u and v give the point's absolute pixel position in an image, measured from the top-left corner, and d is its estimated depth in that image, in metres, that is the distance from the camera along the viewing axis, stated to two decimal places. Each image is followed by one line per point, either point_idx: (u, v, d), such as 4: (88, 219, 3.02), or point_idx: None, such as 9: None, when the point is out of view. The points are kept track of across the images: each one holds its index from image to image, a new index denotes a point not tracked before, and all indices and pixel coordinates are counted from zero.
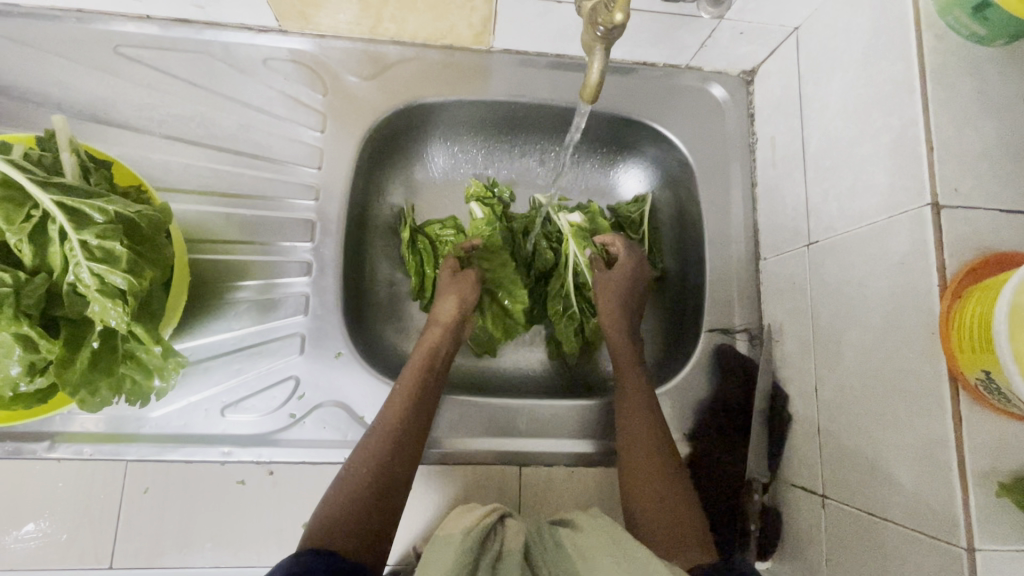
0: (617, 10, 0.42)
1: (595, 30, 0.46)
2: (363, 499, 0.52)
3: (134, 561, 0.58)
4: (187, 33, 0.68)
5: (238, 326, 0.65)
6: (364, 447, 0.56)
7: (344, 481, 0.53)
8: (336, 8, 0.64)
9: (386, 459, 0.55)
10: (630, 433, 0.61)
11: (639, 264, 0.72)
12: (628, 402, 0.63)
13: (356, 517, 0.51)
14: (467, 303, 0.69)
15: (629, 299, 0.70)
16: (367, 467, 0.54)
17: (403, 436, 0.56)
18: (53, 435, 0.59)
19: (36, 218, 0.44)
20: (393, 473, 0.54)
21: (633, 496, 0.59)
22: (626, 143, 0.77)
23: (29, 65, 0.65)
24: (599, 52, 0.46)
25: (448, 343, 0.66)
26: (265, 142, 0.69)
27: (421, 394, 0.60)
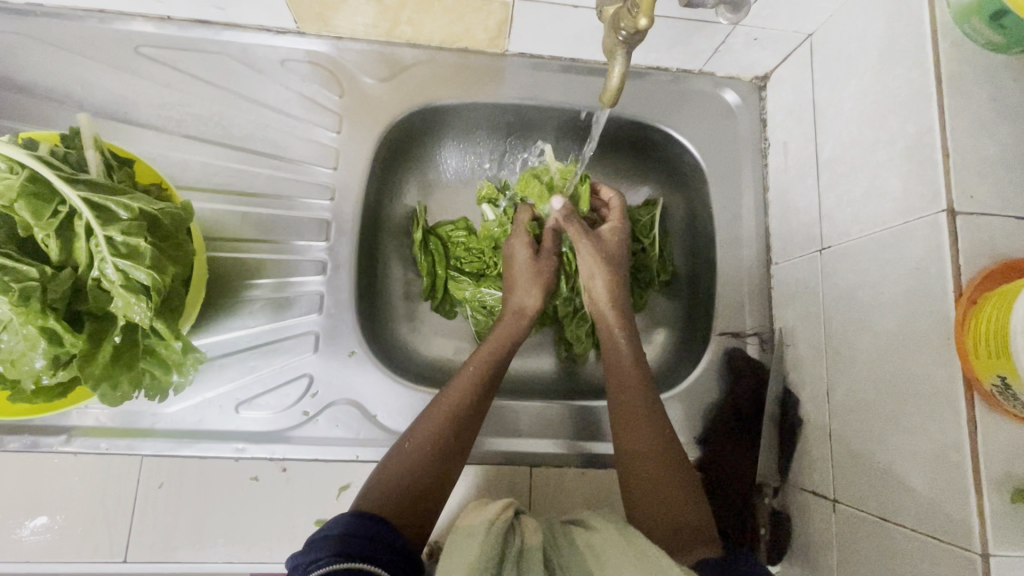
0: (641, 15, 0.43)
1: (617, 34, 0.46)
2: (421, 479, 0.53)
3: (149, 555, 0.59)
4: (207, 34, 0.69)
5: (253, 324, 0.66)
6: (427, 424, 0.56)
7: (406, 456, 0.54)
8: (354, 11, 0.65)
9: (450, 440, 0.55)
10: (637, 429, 0.60)
11: (623, 221, 0.71)
12: (627, 396, 0.62)
13: (410, 496, 0.51)
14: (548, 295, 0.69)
15: (611, 256, 0.69)
16: (431, 446, 0.55)
17: (468, 419, 0.57)
18: (71, 429, 0.60)
19: (63, 214, 0.45)
20: (450, 457, 0.55)
21: (636, 499, 0.58)
22: (637, 146, 0.78)
23: (51, 65, 0.67)
24: (620, 56, 0.47)
25: (520, 331, 0.66)
26: (282, 142, 0.70)
27: (490, 380, 0.60)
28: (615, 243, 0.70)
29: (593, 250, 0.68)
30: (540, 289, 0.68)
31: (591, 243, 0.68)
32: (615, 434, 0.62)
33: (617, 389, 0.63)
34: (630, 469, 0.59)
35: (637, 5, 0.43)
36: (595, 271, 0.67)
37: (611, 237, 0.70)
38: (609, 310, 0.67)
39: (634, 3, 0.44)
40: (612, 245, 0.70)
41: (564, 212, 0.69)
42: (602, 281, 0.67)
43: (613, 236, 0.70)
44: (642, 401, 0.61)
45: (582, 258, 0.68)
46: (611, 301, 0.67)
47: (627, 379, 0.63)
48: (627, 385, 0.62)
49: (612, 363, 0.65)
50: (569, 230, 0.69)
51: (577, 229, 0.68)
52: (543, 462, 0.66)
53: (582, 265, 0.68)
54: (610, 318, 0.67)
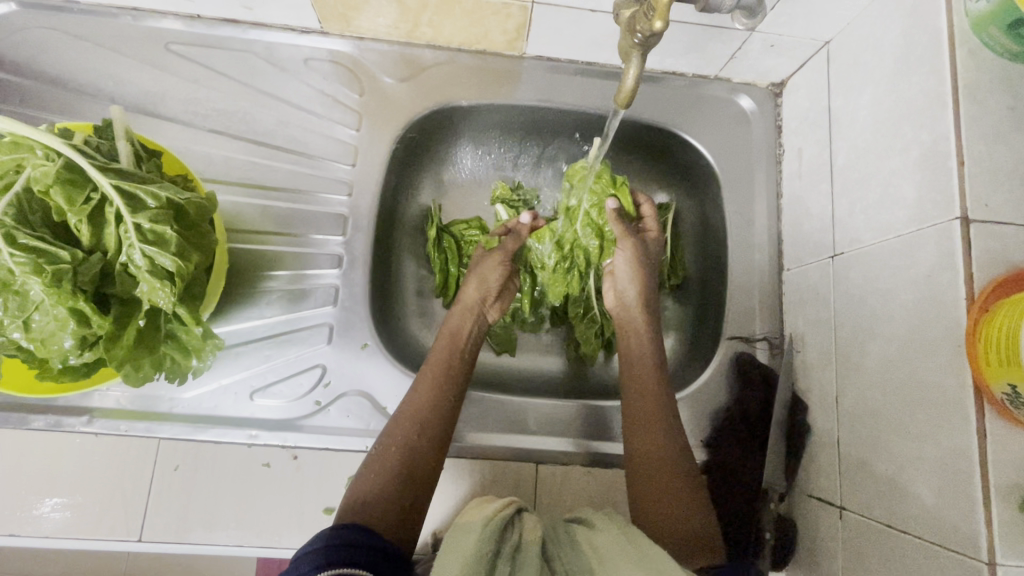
0: (656, 18, 0.43)
1: (633, 37, 0.47)
2: (394, 481, 0.54)
3: (162, 535, 0.60)
4: (233, 33, 0.71)
5: (269, 314, 0.67)
6: (394, 426, 0.58)
7: (376, 461, 0.55)
8: (376, 12, 0.66)
9: (416, 438, 0.57)
10: (642, 437, 0.60)
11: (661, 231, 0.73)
12: (641, 399, 0.63)
13: (391, 498, 0.53)
14: (489, 285, 0.69)
15: (650, 262, 0.71)
16: (398, 447, 0.56)
17: (432, 416, 0.58)
18: (93, 410, 0.62)
19: (95, 201, 0.47)
20: (422, 456, 0.56)
21: (643, 500, 0.58)
22: (651, 149, 0.79)
23: (86, 60, 0.69)
24: (635, 58, 0.48)
25: (477, 325, 0.68)
26: (302, 138, 0.71)
27: (448, 375, 0.62)
28: (655, 249, 0.72)
29: (636, 252, 0.70)
30: (485, 282, 0.69)
31: (637, 246, 0.70)
32: (627, 436, 0.62)
33: (635, 393, 0.63)
34: (636, 475, 0.59)
35: (652, 8, 0.44)
36: (633, 272, 0.69)
37: (651, 244, 0.72)
38: (638, 314, 0.68)
39: (651, 6, 0.45)
40: (649, 249, 0.71)
41: (615, 213, 0.70)
42: (637, 285, 0.69)
43: (654, 243, 0.72)
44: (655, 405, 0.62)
45: (624, 259, 0.70)
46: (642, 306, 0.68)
47: (650, 387, 0.63)
48: (642, 388, 0.63)
49: (630, 370, 0.65)
50: (618, 229, 0.70)
51: (625, 229, 0.70)
52: (549, 459, 0.67)
53: (624, 267, 0.70)
54: (640, 322, 0.68)
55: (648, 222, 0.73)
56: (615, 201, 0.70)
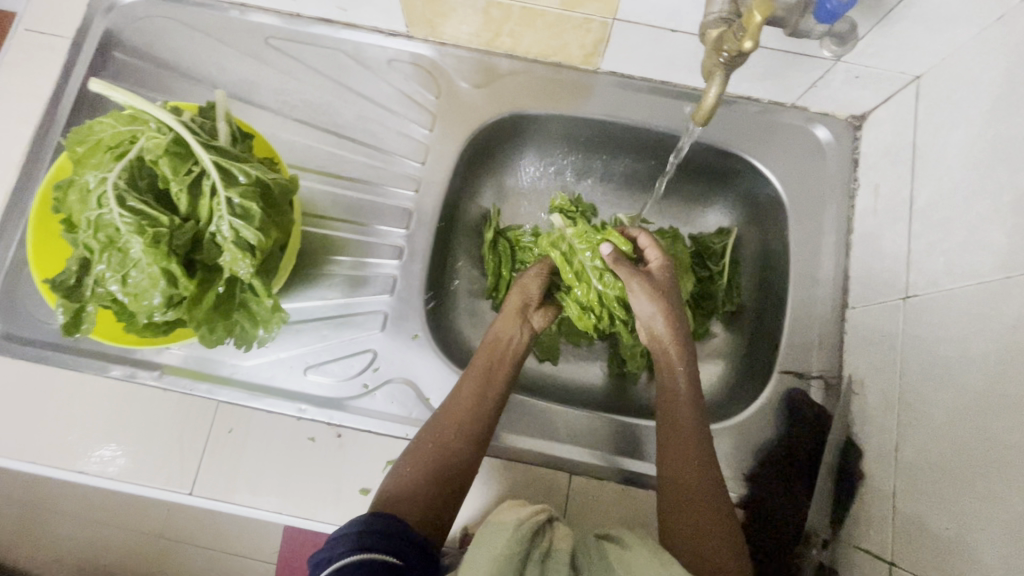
0: (747, 38, 0.43)
1: (719, 56, 0.47)
2: (426, 476, 0.56)
3: (210, 492, 0.63)
4: (327, 31, 0.76)
5: (329, 296, 0.71)
6: (433, 422, 0.61)
7: (413, 455, 0.58)
8: (461, 20, 0.70)
9: (451, 436, 0.59)
10: (673, 467, 0.59)
11: (666, 256, 0.69)
12: (680, 422, 0.61)
13: (428, 492, 0.55)
14: (530, 296, 0.71)
15: (667, 293, 0.66)
16: (434, 442, 0.59)
17: (470, 418, 0.60)
18: (164, 366, 0.67)
19: (195, 173, 0.52)
20: (455, 453, 0.58)
21: (673, 527, 0.56)
22: (718, 175, 0.78)
23: (196, 48, 0.76)
24: (718, 77, 0.48)
25: (521, 333, 0.69)
26: (377, 133, 0.75)
27: (489, 377, 0.64)
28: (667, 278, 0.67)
29: (648, 290, 0.66)
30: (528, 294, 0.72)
31: (645, 284, 0.66)
32: (662, 458, 0.61)
33: (668, 427, 0.62)
34: (668, 506, 0.58)
35: (743, 28, 0.43)
36: (657, 310, 0.65)
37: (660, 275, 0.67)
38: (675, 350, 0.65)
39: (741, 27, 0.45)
40: (661, 280, 0.67)
41: (613, 257, 0.67)
42: (663, 318, 0.65)
43: (661, 272, 0.68)
44: (688, 438, 0.60)
45: (642, 299, 0.66)
46: (674, 338, 0.65)
47: (686, 421, 0.61)
48: (680, 418, 0.62)
49: (673, 402, 0.63)
50: (620, 274, 0.66)
51: (627, 273, 0.66)
52: (582, 471, 0.66)
53: (643, 304, 0.66)
54: (673, 354, 0.65)
55: (651, 252, 0.69)
56: (606, 246, 0.67)
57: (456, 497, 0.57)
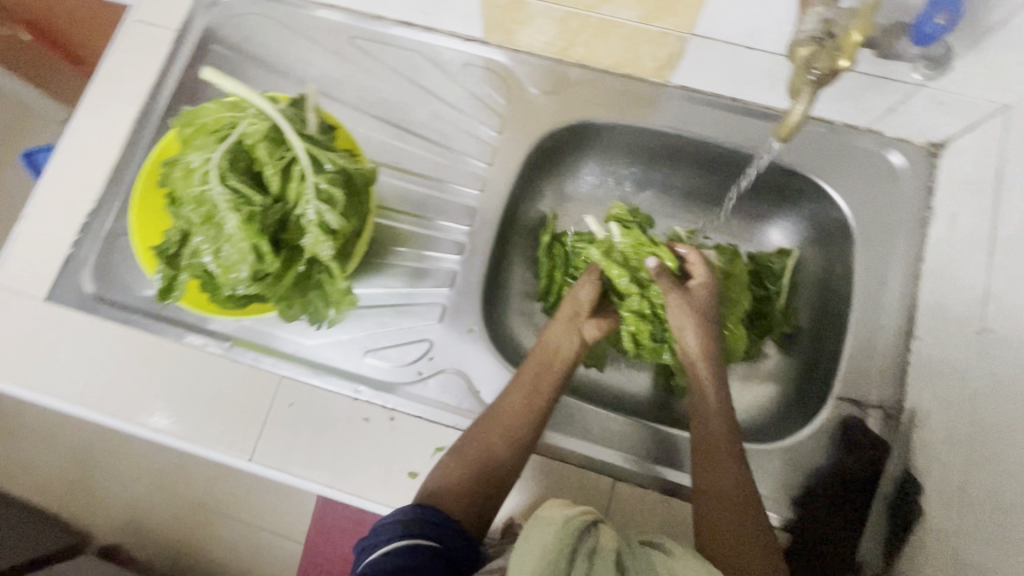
0: (844, 56, 0.44)
1: (807, 74, 0.47)
2: (468, 474, 0.58)
3: (268, 461, 0.67)
4: (408, 34, 0.80)
5: (391, 285, 0.74)
6: (479, 421, 0.62)
7: (459, 451, 0.60)
8: (538, 28, 0.72)
9: (495, 439, 0.60)
10: (707, 479, 0.59)
11: (712, 274, 0.70)
12: (710, 432, 0.61)
13: (468, 488, 0.58)
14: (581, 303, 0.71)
15: (704, 310, 0.67)
16: (478, 442, 0.60)
17: (515, 421, 0.61)
18: (235, 338, 0.72)
19: (288, 158, 0.56)
20: (498, 455, 0.59)
21: (709, 539, 0.56)
22: (783, 195, 0.78)
23: (287, 44, 0.81)
24: (806, 94, 0.48)
25: (572, 341, 0.68)
26: (448, 132, 0.78)
27: (537, 382, 0.64)
28: (705, 296, 0.68)
29: (684, 303, 0.67)
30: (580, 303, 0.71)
31: (681, 298, 0.67)
32: (696, 468, 0.61)
33: (699, 438, 0.62)
34: (705, 520, 0.57)
35: (839, 46, 0.44)
36: (689, 324, 0.66)
37: (700, 294, 0.68)
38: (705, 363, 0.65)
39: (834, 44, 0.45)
40: (700, 296, 0.68)
41: (657, 270, 0.68)
42: (697, 333, 0.66)
43: (701, 290, 0.69)
44: (724, 452, 0.59)
45: (678, 312, 0.67)
46: (704, 353, 0.65)
47: (717, 435, 0.61)
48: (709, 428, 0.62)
49: (701, 409, 0.63)
50: (659, 285, 0.68)
51: (666, 285, 0.67)
52: (626, 478, 0.66)
53: (676, 317, 0.67)
54: (702, 371, 0.65)
55: (695, 269, 0.70)
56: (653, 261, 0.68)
57: (495, 489, 0.59)
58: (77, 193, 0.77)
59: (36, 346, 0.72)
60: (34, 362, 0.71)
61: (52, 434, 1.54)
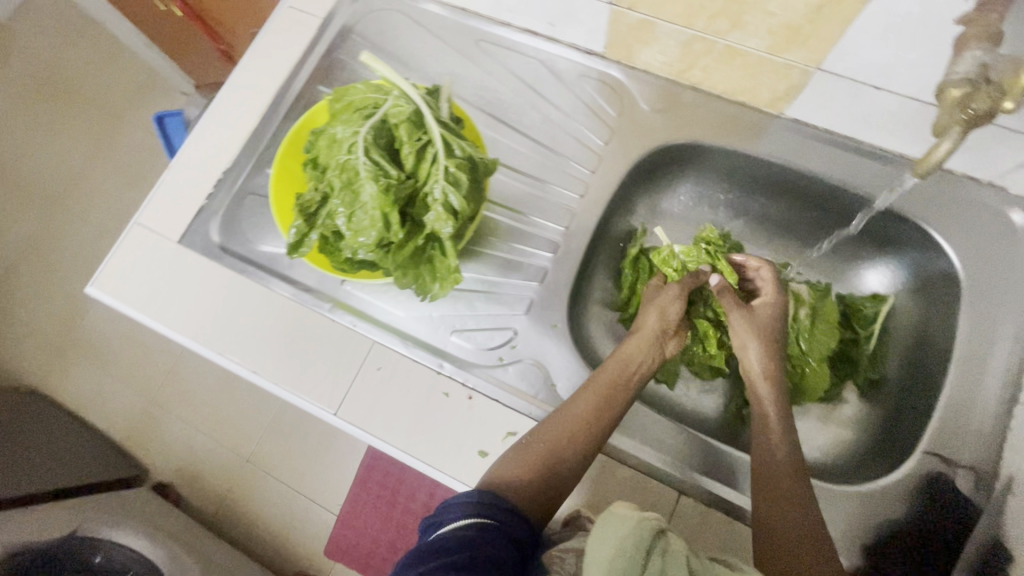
0: (1010, 99, 0.45)
1: (959, 113, 0.48)
2: (540, 473, 0.59)
3: (352, 418, 0.72)
4: (530, 41, 0.84)
5: (482, 273, 0.78)
6: (553, 423, 0.63)
7: (529, 450, 0.61)
8: (659, 49, 0.75)
9: (569, 444, 0.61)
10: (769, 500, 0.56)
11: (780, 294, 0.72)
12: (772, 454, 0.59)
13: (537, 480, 0.59)
14: (666, 318, 0.71)
15: (770, 329, 0.68)
16: (551, 444, 0.61)
17: (589, 429, 0.62)
18: (336, 301, 0.78)
19: (423, 141, 0.61)
20: (569, 458, 0.61)
21: (768, 558, 0.54)
22: (885, 240, 0.77)
23: (418, 41, 0.88)
24: (956, 132, 0.49)
25: (651, 358, 0.69)
26: (556, 138, 0.82)
27: (614, 394, 0.65)
28: (771, 315, 0.69)
29: (748, 320, 0.68)
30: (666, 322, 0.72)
31: (744, 315, 0.68)
32: (757, 488, 0.58)
33: (760, 457, 0.60)
34: (764, 534, 0.55)
35: (1002, 90, 0.45)
36: (751, 340, 0.67)
37: (767, 311, 0.70)
38: (766, 384, 0.65)
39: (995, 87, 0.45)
40: (766, 315, 0.69)
41: (719, 285, 0.71)
42: (760, 350, 0.66)
43: (766, 309, 0.70)
44: (789, 475, 0.57)
45: (741, 330, 0.68)
46: (767, 373, 0.65)
47: (781, 457, 0.59)
48: (773, 456, 0.59)
49: (761, 430, 0.62)
50: (723, 302, 0.70)
51: (731, 301, 0.70)
52: (690, 493, 0.67)
53: (738, 333, 0.68)
54: (763, 389, 0.65)
55: (765, 287, 0.74)
56: (718, 275, 0.73)
57: (559, 484, 0.60)
58: (217, 151, 0.86)
59: (164, 282, 0.80)
60: (160, 296, 0.80)
61: (135, 371, 1.69)
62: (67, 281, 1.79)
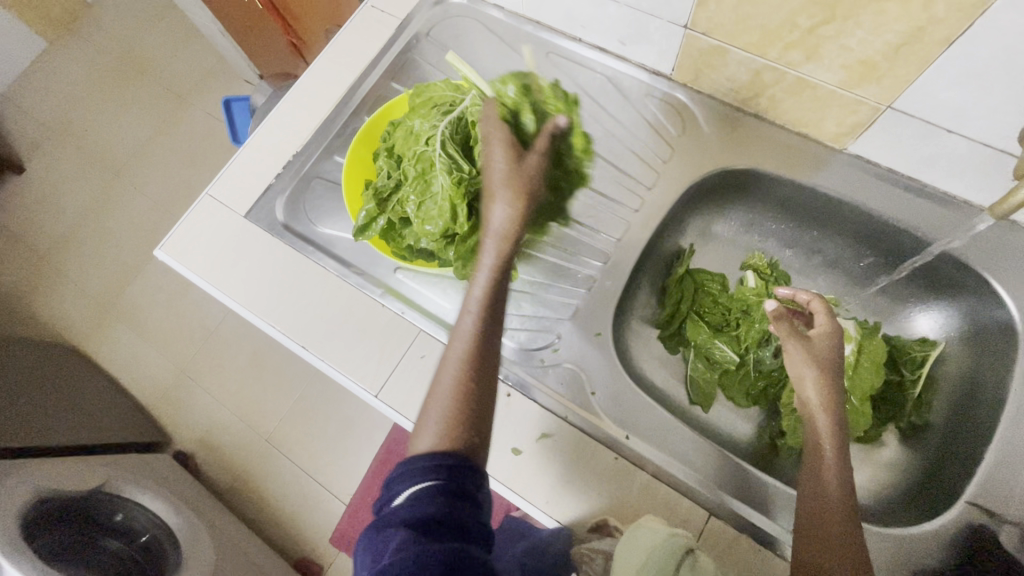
0: None
1: None
2: (468, 421, 0.50)
3: (393, 401, 0.74)
4: (599, 57, 0.87)
5: (531, 277, 0.79)
6: (448, 369, 0.53)
7: (441, 411, 0.51)
8: (727, 75, 0.76)
9: (470, 376, 0.53)
10: (812, 534, 0.56)
11: (836, 324, 0.69)
12: (823, 488, 0.58)
13: (466, 429, 0.50)
14: (528, 196, 0.59)
15: (827, 359, 0.66)
16: (462, 388, 0.52)
17: (484, 347, 0.54)
18: (386, 287, 0.80)
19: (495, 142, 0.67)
20: (483, 387, 0.53)
21: None
22: (941, 285, 0.76)
23: (490, 49, 0.92)
24: None
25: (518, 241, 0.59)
26: (615, 152, 0.83)
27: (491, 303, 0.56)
28: (829, 345, 0.67)
29: (805, 349, 0.67)
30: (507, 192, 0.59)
31: (802, 343, 0.68)
32: (802, 521, 0.58)
33: (810, 491, 0.59)
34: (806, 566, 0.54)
35: None
36: (808, 369, 0.66)
37: (823, 340, 0.68)
38: (824, 412, 0.63)
39: None
40: (824, 344, 0.67)
41: (775, 312, 0.71)
42: (818, 381, 0.65)
43: (823, 338, 0.68)
44: (838, 511, 0.56)
45: (799, 359, 0.67)
46: (826, 403, 0.63)
47: (832, 490, 0.58)
48: (823, 491, 0.58)
49: (814, 462, 0.61)
50: (778, 331, 0.70)
51: (785, 330, 0.69)
52: (720, 515, 0.66)
53: (795, 362, 0.67)
54: (822, 421, 0.63)
55: (819, 317, 0.70)
56: (773, 302, 0.71)
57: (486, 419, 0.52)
58: (289, 134, 0.90)
59: (227, 252, 0.84)
60: (223, 265, 0.83)
61: (173, 341, 1.75)
62: (120, 246, 1.87)
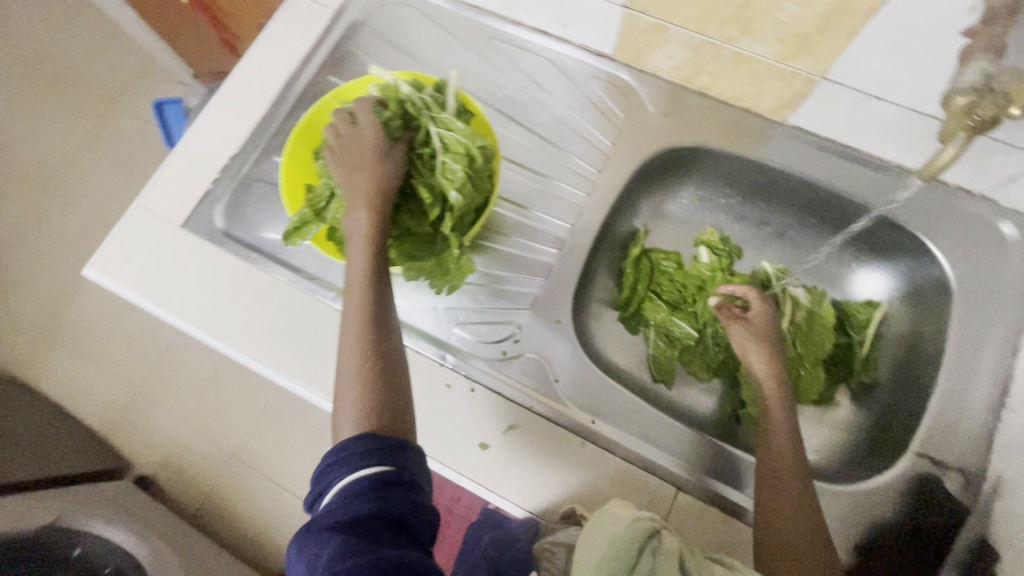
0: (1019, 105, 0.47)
1: (968, 119, 0.50)
2: (376, 392, 0.52)
3: None
4: (542, 40, 0.85)
5: (487, 268, 0.78)
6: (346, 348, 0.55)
7: (348, 393, 0.52)
8: (668, 53, 0.76)
9: (366, 345, 0.54)
10: (770, 497, 0.57)
11: (769, 306, 0.72)
12: (778, 451, 0.60)
13: (375, 402, 0.51)
14: (379, 172, 0.63)
15: (766, 334, 0.69)
16: (362, 360, 0.54)
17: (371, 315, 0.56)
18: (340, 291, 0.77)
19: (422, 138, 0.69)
20: (382, 353, 0.54)
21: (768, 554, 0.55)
22: (881, 248, 0.79)
23: (429, 36, 0.89)
24: (964, 136, 0.52)
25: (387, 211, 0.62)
26: (563, 136, 0.83)
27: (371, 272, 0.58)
28: (767, 325, 0.70)
29: (746, 329, 0.69)
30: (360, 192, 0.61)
31: (742, 326, 0.70)
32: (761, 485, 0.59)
33: (767, 454, 0.61)
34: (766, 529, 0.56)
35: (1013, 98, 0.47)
36: (752, 348, 0.68)
37: (761, 318, 0.71)
38: (773, 382, 0.65)
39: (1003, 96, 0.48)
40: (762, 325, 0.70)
41: (719, 305, 0.73)
42: (763, 360, 0.67)
43: (760, 319, 0.71)
44: (792, 474, 0.58)
45: (739, 337, 0.70)
46: (771, 372, 0.65)
47: (786, 455, 0.59)
48: (777, 454, 0.60)
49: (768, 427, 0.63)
50: (721, 318, 0.72)
51: (728, 315, 0.71)
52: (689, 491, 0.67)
53: (737, 339, 0.70)
54: (771, 387, 0.65)
55: (755, 306, 0.72)
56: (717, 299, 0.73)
57: (397, 387, 0.54)
58: (222, 136, 0.85)
59: (164, 265, 0.79)
60: (160, 279, 0.79)
61: (121, 362, 1.65)
62: (54, 265, 1.75)
